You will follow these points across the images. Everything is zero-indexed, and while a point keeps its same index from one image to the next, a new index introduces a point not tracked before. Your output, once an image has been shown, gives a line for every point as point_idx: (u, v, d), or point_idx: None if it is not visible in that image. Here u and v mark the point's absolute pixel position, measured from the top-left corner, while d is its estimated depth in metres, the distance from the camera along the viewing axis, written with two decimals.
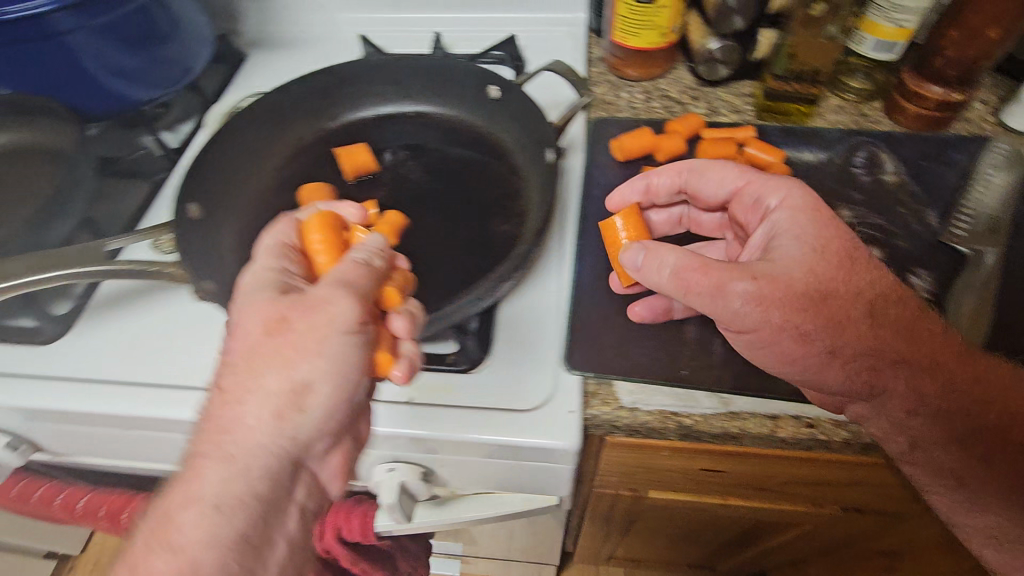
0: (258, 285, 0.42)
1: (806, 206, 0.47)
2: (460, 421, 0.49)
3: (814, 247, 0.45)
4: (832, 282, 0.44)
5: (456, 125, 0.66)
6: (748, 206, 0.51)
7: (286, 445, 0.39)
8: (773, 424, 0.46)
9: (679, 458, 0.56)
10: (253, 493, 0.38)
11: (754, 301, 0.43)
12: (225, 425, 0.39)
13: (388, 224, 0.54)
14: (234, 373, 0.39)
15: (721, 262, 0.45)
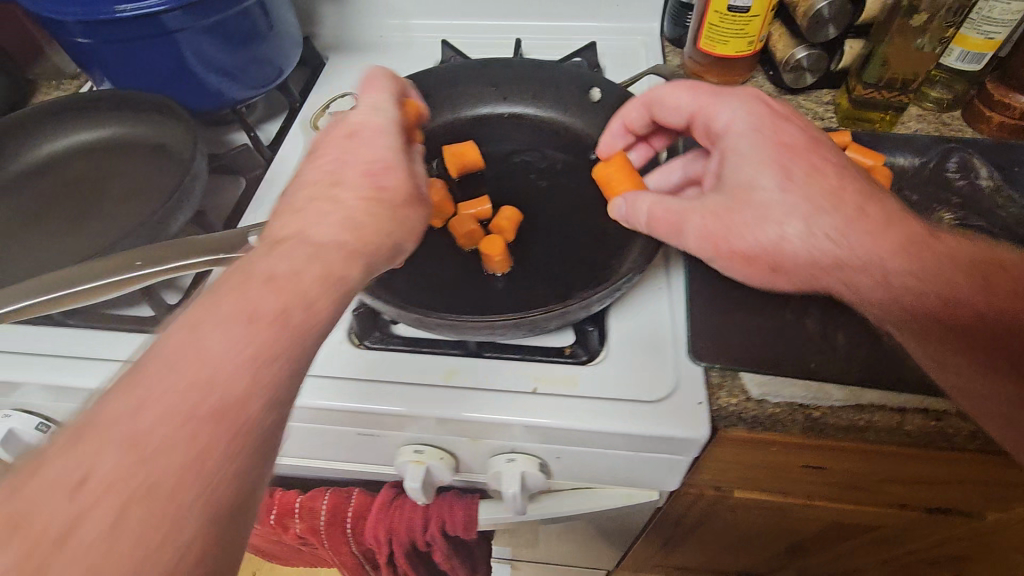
0: (384, 125, 0.45)
1: (750, 124, 0.51)
2: (588, 411, 0.50)
3: (760, 167, 0.49)
4: (776, 201, 0.47)
5: (555, 127, 0.67)
6: (705, 130, 0.55)
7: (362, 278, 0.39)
8: (901, 417, 0.48)
9: (786, 454, 0.57)
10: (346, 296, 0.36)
11: (705, 231, 0.49)
12: (339, 221, 0.39)
13: (507, 219, 0.56)
14: (356, 188, 0.41)
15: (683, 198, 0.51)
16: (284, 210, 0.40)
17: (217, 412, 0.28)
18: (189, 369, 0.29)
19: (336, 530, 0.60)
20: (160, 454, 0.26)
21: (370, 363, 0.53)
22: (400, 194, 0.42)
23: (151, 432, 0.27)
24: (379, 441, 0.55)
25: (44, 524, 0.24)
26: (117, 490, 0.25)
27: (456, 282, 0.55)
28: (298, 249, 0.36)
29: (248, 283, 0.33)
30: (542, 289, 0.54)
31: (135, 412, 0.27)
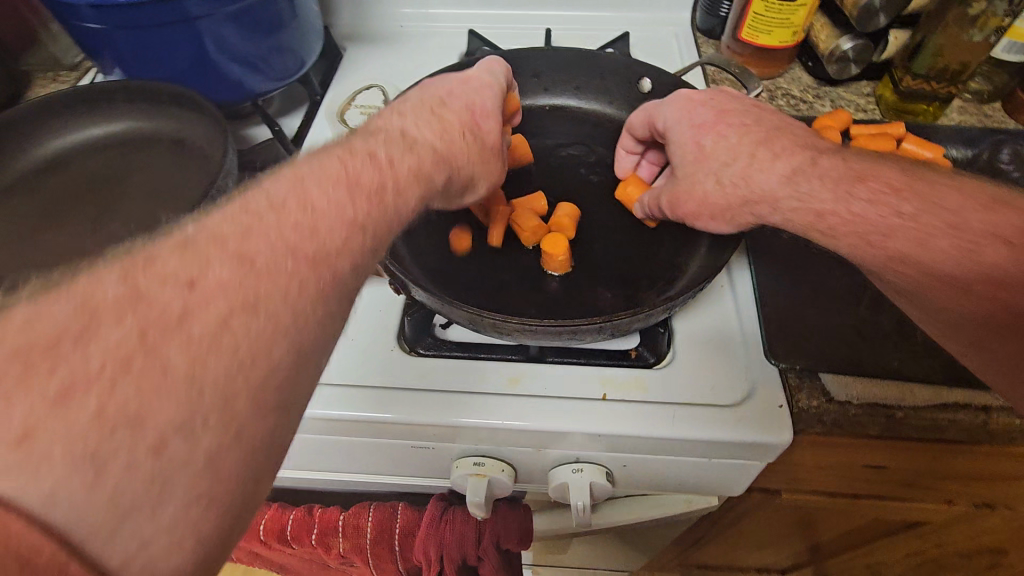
0: (484, 80, 0.50)
1: (683, 114, 0.51)
2: (662, 417, 0.47)
3: (697, 136, 0.49)
4: (728, 147, 0.48)
5: (600, 119, 0.65)
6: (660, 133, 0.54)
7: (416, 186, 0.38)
8: (985, 415, 0.46)
9: (855, 456, 0.55)
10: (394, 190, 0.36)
11: (671, 201, 0.50)
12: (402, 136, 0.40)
13: (566, 216, 0.53)
14: (425, 119, 0.43)
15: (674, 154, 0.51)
16: (387, 112, 0.44)
17: (316, 257, 0.30)
18: (290, 212, 0.30)
19: (382, 548, 0.56)
20: (268, 273, 0.27)
21: (425, 370, 0.50)
22: (493, 143, 0.47)
23: (259, 253, 0.28)
24: (434, 453, 0.51)
25: (159, 308, 0.24)
26: (227, 295, 0.26)
27: (514, 282, 0.52)
28: (397, 142, 0.40)
29: (352, 158, 0.35)
30: (605, 288, 0.51)
31: (243, 235, 0.28)
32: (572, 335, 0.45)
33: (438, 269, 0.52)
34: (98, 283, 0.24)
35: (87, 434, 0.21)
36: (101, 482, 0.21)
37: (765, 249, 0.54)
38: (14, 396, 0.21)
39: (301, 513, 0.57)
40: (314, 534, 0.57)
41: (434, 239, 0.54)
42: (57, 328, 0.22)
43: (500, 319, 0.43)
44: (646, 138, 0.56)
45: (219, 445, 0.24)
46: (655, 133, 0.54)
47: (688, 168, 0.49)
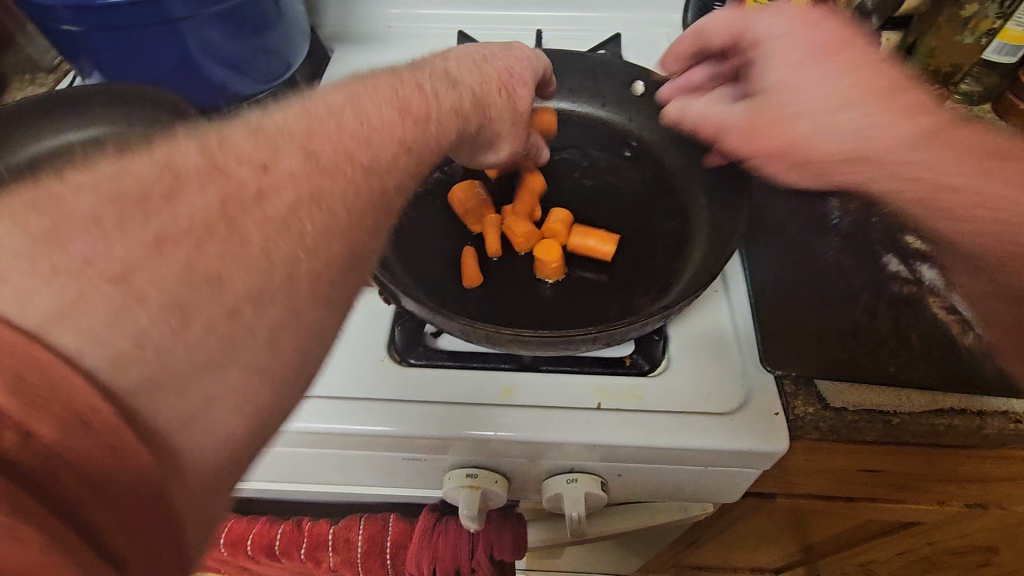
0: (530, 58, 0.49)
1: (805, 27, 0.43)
2: (658, 426, 0.46)
3: (812, 55, 0.42)
4: (846, 82, 0.41)
5: (593, 122, 0.64)
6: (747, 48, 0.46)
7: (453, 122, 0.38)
8: (981, 419, 0.46)
9: (852, 461, 0.54)
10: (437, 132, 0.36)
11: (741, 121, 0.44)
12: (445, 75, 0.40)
13: (558, 222, 0.52)
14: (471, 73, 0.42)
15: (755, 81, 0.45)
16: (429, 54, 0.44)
17: (370, 167, 0.30)
18: (347, 122, 0.30)
19: (374, 562, 0.55)
20: (330, 171, 0.28)
21: (417, 381, 0.49)
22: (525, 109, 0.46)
23: (324, 154, 0.28)
24: (426, 464, 0.50)
25: (237, 182, 0.25)
26: (298, 184, 0.26)
27: (507, 288, 0.51)
28: (441, 79, 0.39)
29: (401, 84, 0.35)
30: (599, 296, 0.51)
31: (307, 134, 0.28)
32: (568, 345, 0.44)
33: (429, 276, 0.51)
34: (179, 152, 0.25)
35: (176, 283, 0.22)
36: (182, 336, 0.22)
37: (761, 254, 0.54)
38: (111, 234, 0.21)
39: (290, 526, 0.56)
40: (303, 549, 0.55)
41: (424, 244, 0.53)
42: (145, 184, 0.23)
43: (493, 330, 0.42)
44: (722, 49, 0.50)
45: (283, 324, 0.25)
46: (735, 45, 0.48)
47: (778, 105, 0.42)
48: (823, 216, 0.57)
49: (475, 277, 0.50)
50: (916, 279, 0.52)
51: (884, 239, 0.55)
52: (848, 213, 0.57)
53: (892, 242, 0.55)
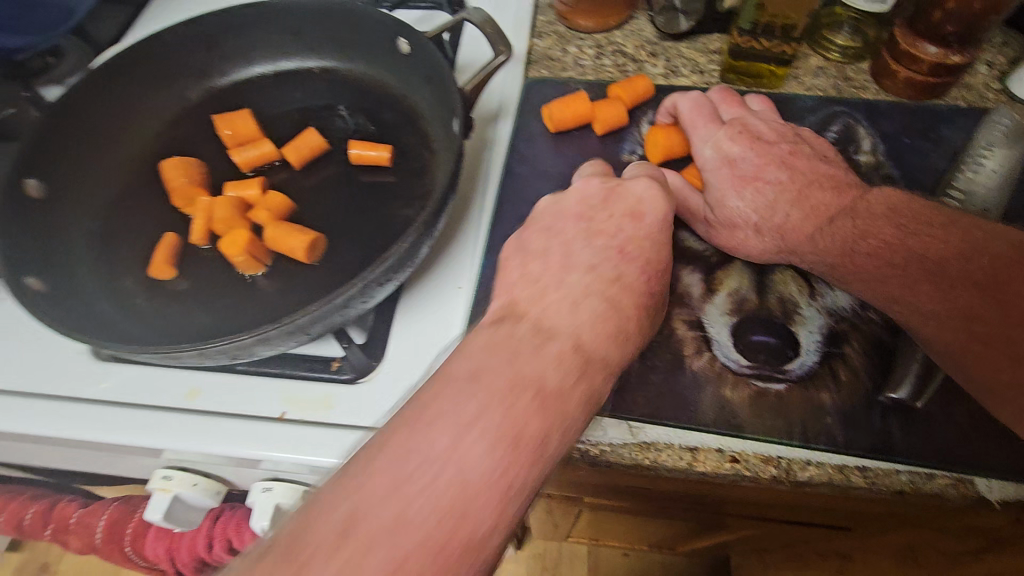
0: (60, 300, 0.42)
1: (758, 159, 0.46)
2: (334, 443, 0.42)
3: (760, 193, 0.45)
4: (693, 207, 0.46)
5: (368, 86, 0.56)
6: (723, 138, 0.48)
7: (650, 237, 0.38)
8: (691, 456, 0.39)
9: (601, 476, 0.50)
10: (637, 256, 0.37)
11: (755, 199, 0.45)
12: (630, 206, 0.40)
13: (267, 207, 0.47)
14: (635, 197, 0.40)
15: (737, 170, 0.46)
16: (595, 211, 0.40)
17: (580, 325, 0.32)
18: (533, 315, 0.33)
19: (115, 547, 0.55)
20: (498, 414, 0.27)
21: (107, 379, 0.46)
22: (654, 222, 0.39)
23: (606, 308, 0.34)
24: (130, 462, 0.48)
25: (355, 528, 0.24)
26: (622, 294, 0.35)
27: (199, 279, 0.46)
28: (471, 431, 0.27)
29: (611, 205, 0.40)
30: (295, 294, 0.45)
31: (547, 306, 0.33)
32: (192, 361, 0.38)
33: (118, 265, 0.46)
34: (506, 348, 0.30)
35: (502, 360, 0.29)
36: None
37: None
38: (574, 306, 0.33)
39: (42, 507, 0.57)
40: (51, 528, 0.56)
41: (128, 226, 0.48)
42: (591, 278, 0.35)
43: (97, 345, 0.37)
44: (716, 134, 0.48)
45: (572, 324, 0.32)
46: (732, 155, 0.47)
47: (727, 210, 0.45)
48: None
49: (162, 268, 0.45)
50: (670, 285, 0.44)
51: None
52: None
53: None
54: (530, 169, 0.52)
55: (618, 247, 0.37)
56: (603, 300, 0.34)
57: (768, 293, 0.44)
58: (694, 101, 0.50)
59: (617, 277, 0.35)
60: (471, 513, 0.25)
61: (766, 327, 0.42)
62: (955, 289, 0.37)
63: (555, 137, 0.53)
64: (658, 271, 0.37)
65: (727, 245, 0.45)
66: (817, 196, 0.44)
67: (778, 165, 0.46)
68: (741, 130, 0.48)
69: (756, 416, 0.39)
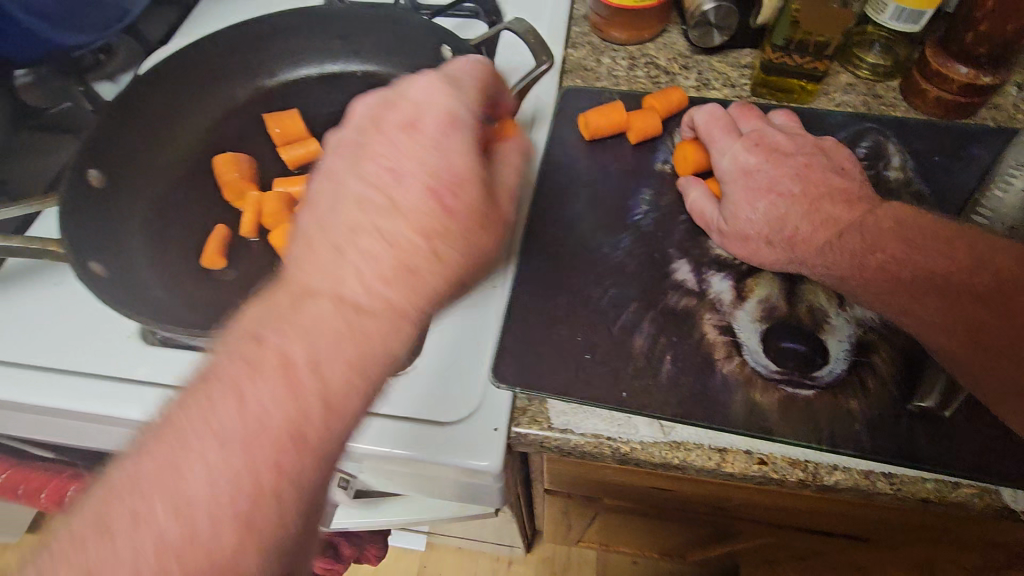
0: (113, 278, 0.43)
1: (774, 171, 0.48)
2: (373, 431, 0.44)
3: (777, 203, 0.47)
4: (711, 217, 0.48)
5: None
6: (739, 150, 0.50)
7: (436, 157, 0.32)
8: (719, 457, 0.40)
9: (625, 475, 0.51)
10: (433, 174, 0.32)
11: (771, 209, 0.47)
12: (406, 117, 0.33)
13: None
14: (356, 127, 0.33)
15: (754, 181, 0.48)
16: (377, 136, 0.33)
17: (415, 233, 0.31)
18: (374, 237, 0.30)
19: None
20: (325, 338, 0.28)
21: (124, 364, 0.44)
22: (452, 169, 0.32)
23: (429, 209, 0.31)
24: None
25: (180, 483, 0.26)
26: (431, 215, 0.31)
27: (247, 270, 0.48)
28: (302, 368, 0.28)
29: (376, 132, 0.33)
30: None
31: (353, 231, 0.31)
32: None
33: (170, 253, 0.48)
34: (332, 264, 0.30)
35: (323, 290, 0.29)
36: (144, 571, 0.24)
37: (536, 252, 0.49)
38: (375, 216, 0.31)
39: None
40: None
41: (180, 218, 0.51)
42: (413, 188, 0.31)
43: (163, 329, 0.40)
44: (732, 146, 0.50)
45: (398, 226, 0.31)
46: (748, 166, 0.49)
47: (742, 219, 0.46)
48: (627, 209, 0.51)
49: (214, 258, 0.47)
50: (701, 290, 0.46)
51: (682, 242, 0.49)
52: (655, 208, 0.51)
53: (691, 246, 0.48)
54: (565, 174, 0.54)
55: (425, 160, 0.32)
56: (436, 195, 0.31)
57: (798, 302, 0.45)
58: (709, 113, 0.52)
59: (399, 201, 0.31)
60: (259, 477, 0.26)
61: (795, 334, 0.43)
62: (961, 302, 0.39)
63: (590, 144, 0.55)
64: (451, 191, 0.32)
65: (743, 253, 0.46)
66: (846, 211, 0.46)
67: (793, 176, 0.48)
68: (759, 144, 0.50)
69: (786, 420, 0.40)
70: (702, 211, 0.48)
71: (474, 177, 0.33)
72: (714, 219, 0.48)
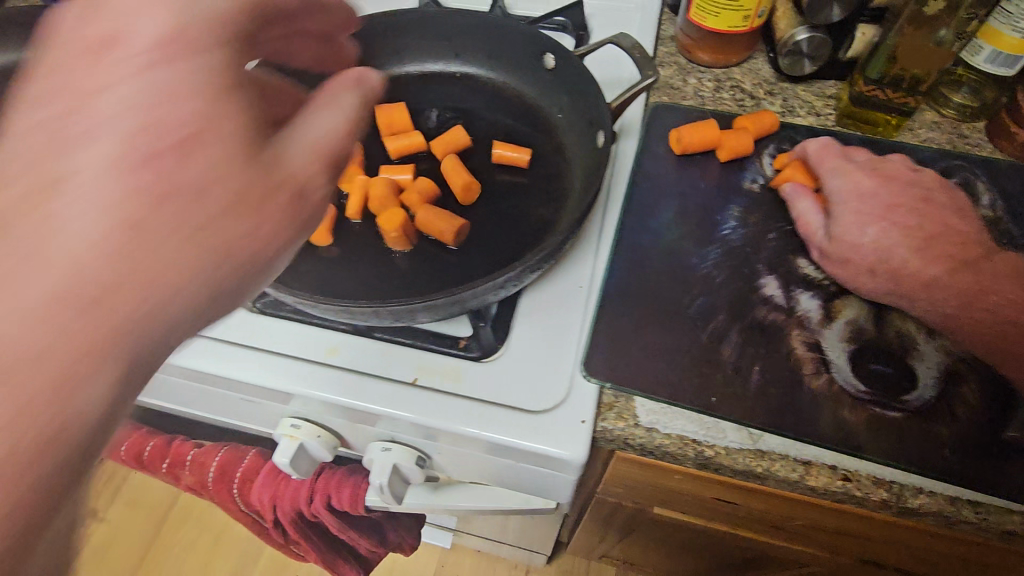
0: None
1: (884, 200, 0.49)
2: (462, 413, 0.46)
3: (885, 228, 0.48)
4: (816, 234, 0.49)
5: (507, 94, 0.61)
6: (849, 176, 0.51)
7: (142, 68, 0.24)
8: (803, 470, 0.41)
9: (692, 483, 0.51)
10: (160, 93, 0.24)
11: (879, 232, 0.47)
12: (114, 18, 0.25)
13: (417, 194, 0.52)
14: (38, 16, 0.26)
15: (866, 206, 0.49)
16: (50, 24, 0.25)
17: (156, 176, 0.24)
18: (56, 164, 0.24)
19: (224, 488, 0.59)
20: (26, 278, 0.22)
21: (254, 330, 0.51)
22: (168, 91, 0.24)
23: (152, 142, 0.24)
24: (262, 408, 0.53)
25: None
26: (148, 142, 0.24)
27: (352, 249, 0.51)
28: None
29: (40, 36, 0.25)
30: (437, 273, 0.49)
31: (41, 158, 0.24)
32: (363, 318, 0.43)
33: None
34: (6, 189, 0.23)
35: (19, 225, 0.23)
36: None
37: (628, 256, 0.51)
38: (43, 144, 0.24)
39: (160, 441, 0.61)
40: (167, 462, 0.60)
41: None
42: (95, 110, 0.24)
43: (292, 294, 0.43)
44: (843, 173, 0.51)
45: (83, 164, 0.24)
46: (858, 193, 0.50)
47: (846, 240, 0.48)
48: (716, 223, 0.52)
49: (324, 237, 0.50)
50: (789, 308, 0.47)
51: (771, 259, 0.50)
52: (744, 225, 0.52)
53: (780, 264, 0.49)
54: (655, 185, 0.55)
55: (132, 89, 0.24)
56: (145, 137, 0.24)
57: (886, 327, 0.46)
58: (818, 145, 0.54)
59: (76, 130, 0.24)
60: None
61: (884, 358, 0.44)
62: None
63: (680, 158, 0.57)
64: (176, 120, 0.24)
65: (843, 275, 0.47)
66: (944, 247, 0.47)
67: (900, 208, 0.49)
68: (870, 175, 0.51)
69: (875, 440, 0.41)
70: (805, 229, 0.50)
71: (195, 97, 0.25)
72: (818, 237, 0.49)
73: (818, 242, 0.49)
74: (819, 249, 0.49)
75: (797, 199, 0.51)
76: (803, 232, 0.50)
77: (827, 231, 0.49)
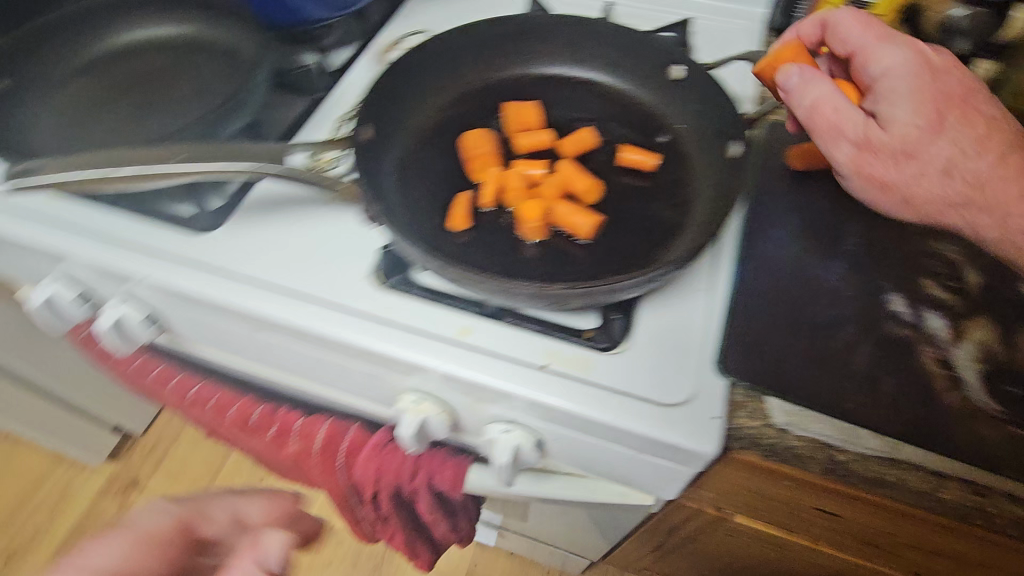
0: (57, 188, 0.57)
1: (925, 88, 0.49)
2: (596, 400, 0.47)
3: (919, 119, 0.48)
4: (849, 123, 0.49)
5: (628, 101, 0.63)
6: (875, 59, 0.50)
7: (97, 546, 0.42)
8: (936, 481, 0.43)
9: (801, 492, 0.52)
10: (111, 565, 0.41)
11: (913, 130, 0.48)
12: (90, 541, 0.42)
13: (553, 189, 0.54)
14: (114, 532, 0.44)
15: (903, 86, 0.48)
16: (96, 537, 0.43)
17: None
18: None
19: (328, 459, 0.61)
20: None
21: (390, 304, 0.53)
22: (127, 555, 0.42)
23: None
24: (383, 382, 0.55)
25: None
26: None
27: (487, 235, 0.53)
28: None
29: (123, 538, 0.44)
30: (572, 265, 0.51)
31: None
32: (521, 300, 0.46)
33: (421, 211, 0.54)
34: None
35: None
36: None
37: (755, 264, 0.52)
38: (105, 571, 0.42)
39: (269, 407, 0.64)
40: (274, 429, 0.63)
41: (426, 181, 0.56)
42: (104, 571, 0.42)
43: (455, 269, 0.46)
44: (863, 51, 0.50)
45: None
46: (885, 76, 0.49)
47: (888, 137, 0.48)
48: (838, 239, 0.54)
49: (462, 222, 0.52)
50: (918, 325, 0.48)
51: (896, 277, 0.51)
52: (867, 243, 0.54)
53: (906, 282, 0.51)
54: (776, 198, 0.57)
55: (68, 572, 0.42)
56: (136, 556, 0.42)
57: (1014, 349, 0.47)
58: (846, 16, 0.51)
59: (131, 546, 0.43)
60: None
61: (1013, 378, 0.45)
62: None
63: (799, 174, 0.58)
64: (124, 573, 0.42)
65: (885, 182, 0.49)
66: (988, 131, 0.49)
67: (946, 99, 0.49)
68: (902, 52, 0.50)
69: (1010, 457, 0.42)
70: (838, 118, 0.49)
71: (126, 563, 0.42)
72: (850, 128, 0.49)
73: (853, 136, 0.49)
74: (852, 144, 0.49)
75: (821, 77, 0.49)
76: (826, 121, 0.49)
77: (860, 123, 0.48)
